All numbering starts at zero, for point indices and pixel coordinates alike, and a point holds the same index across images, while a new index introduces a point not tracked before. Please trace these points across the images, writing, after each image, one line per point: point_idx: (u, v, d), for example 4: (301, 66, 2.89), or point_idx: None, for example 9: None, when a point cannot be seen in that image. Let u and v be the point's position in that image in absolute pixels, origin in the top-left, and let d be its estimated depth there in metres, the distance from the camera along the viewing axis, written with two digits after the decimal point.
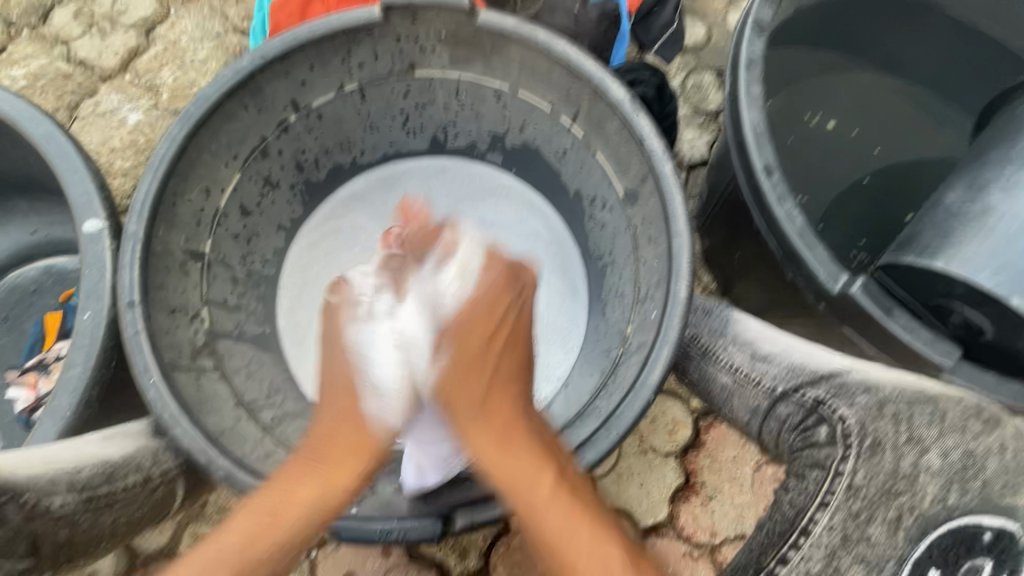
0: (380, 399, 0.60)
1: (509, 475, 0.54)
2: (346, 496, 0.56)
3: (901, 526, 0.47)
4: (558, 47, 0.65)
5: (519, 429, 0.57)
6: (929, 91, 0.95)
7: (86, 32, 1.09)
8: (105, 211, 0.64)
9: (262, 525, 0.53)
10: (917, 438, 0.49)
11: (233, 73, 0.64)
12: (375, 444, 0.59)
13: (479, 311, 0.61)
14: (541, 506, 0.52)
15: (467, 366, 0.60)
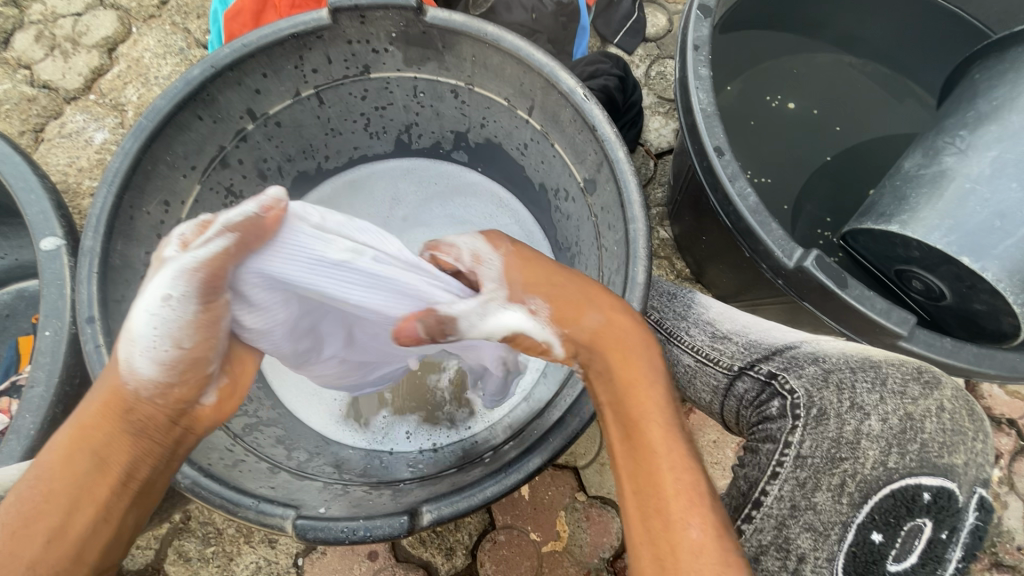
0: (130, 335, 0.42)
1: (631, 381, 0.45)
2: (112, 452, 0.43)
3: (846, 492, 0.45)
4: (507, 40, 0.66)
5: (639, 346, 0.48)
6: (885, 67, 0.96)
7: (48, 54, 1.09)
8: (61, 229, 0.64)
9: (34, 496, 0.41)
10: (857, 403, 0.47)
11: (184, 84, 0.64)
12: (138, 388, 0.43)
13: (534, 263, 0.52)
14: (654, 416, 0.44)
15: (567, 302, 0.49)
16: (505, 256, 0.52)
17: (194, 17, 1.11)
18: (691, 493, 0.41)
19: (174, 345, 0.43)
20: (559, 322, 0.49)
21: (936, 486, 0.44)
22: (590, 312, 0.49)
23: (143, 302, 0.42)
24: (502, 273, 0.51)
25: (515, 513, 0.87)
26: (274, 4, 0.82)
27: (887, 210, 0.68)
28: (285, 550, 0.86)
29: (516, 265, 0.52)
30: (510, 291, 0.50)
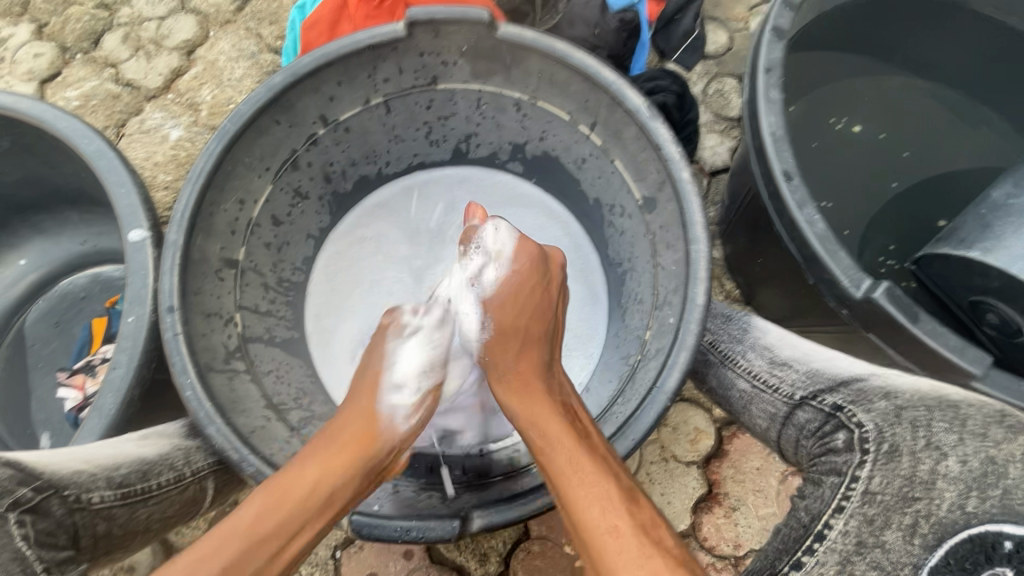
0: (393, 385, 0.63)
1: (532, 416, 0.57)
2: (355, 477, 0.54)
3: (918, 533, 0.43)
4: (576, 57, 0.67)
5: (541, 391, 0.60)
6: (959, 94, 0.92)
7: (133, 55, 1.16)
8: (148, 221, 0.68)
9: (269, 502, 0.49)
10: (934, 442, 0.47)
11: (267, 90, 0.67)
12: (382, 431, 0.59)
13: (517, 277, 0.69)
14: (554, 436, 0.54)
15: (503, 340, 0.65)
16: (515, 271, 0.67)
17: (267, 24, 1.17)
18: (607, 503, 0.48)
19: (428, 397, 0.65)
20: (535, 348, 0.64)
21: (1022, 535, 0.40)
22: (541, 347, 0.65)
23: (418, 350, 0.66)
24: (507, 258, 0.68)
25: (551, 524, 0.87)
26: (349, 15, 0.84)
27: (966, 236, 0.65)
28: (325, 541, 0.88)
29: (516, 280, 0.67)
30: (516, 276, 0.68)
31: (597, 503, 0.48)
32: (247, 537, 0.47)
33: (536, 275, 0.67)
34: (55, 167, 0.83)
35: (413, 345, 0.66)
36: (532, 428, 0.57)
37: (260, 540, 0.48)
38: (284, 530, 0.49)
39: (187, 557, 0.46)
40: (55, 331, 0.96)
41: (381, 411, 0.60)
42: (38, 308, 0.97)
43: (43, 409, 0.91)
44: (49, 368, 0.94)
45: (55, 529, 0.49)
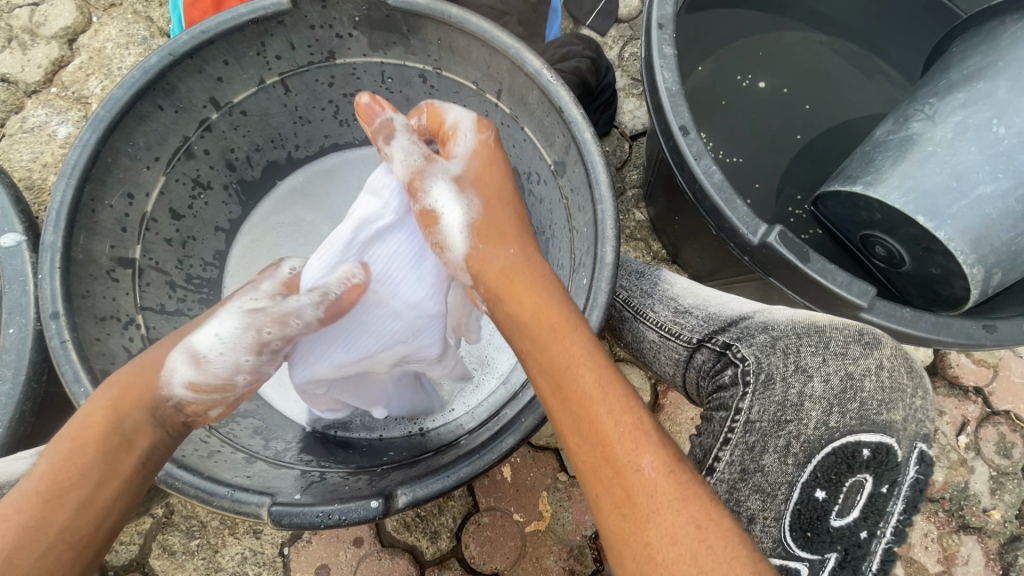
0: (184, 354, 0.57)
1: (550, 324, 0.51)
2: (145, 430, 0.53)
3: (791, 452, 0.49)
4: (471, 22, 0.65)
5: (550, 293, 0.53)
6: (853, 44, 0.96)
7: (5, 47, 1.05)
8: (22, 224, 0.62)
9: (59, 458, 0.49)
10: (801, 366, 0.51)
11: (141, 73, 0.63)
12: (161, 382, 0.55)
13: (482, 166, 0.61)
14: (576, 356, 0.49)
15: (491, 227, 0.59)
16: (480, 140, 0.61)
17: (156, 6, 1.08)
18: (624, 411, 0.46)
19: (215, 376, 0.57)
20: (482, 247, 0.59)
21: (875, 442, 0.48)
22: (508, 246, 0.59)
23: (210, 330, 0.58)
24: (466, 153, 0.61)
25: (498, 494, 0.88)
26: None
27: (856, 175, 0.69)
28: (270, 539, 0.86)
29: (477, 159, 0.62)
30: (460, 176, 0.61)
31: (615, 431, 0.45)
32: (40, 493, 0.47)
33: (495, 166, 0.62)
34: None
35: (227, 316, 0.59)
36: (540, 347, 0.51)
37: (58, 489, 0.47)
38: (83, 476, 0.49)
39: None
40: None
41: (164, 367, 0.56)
42: None
43: None
44: None
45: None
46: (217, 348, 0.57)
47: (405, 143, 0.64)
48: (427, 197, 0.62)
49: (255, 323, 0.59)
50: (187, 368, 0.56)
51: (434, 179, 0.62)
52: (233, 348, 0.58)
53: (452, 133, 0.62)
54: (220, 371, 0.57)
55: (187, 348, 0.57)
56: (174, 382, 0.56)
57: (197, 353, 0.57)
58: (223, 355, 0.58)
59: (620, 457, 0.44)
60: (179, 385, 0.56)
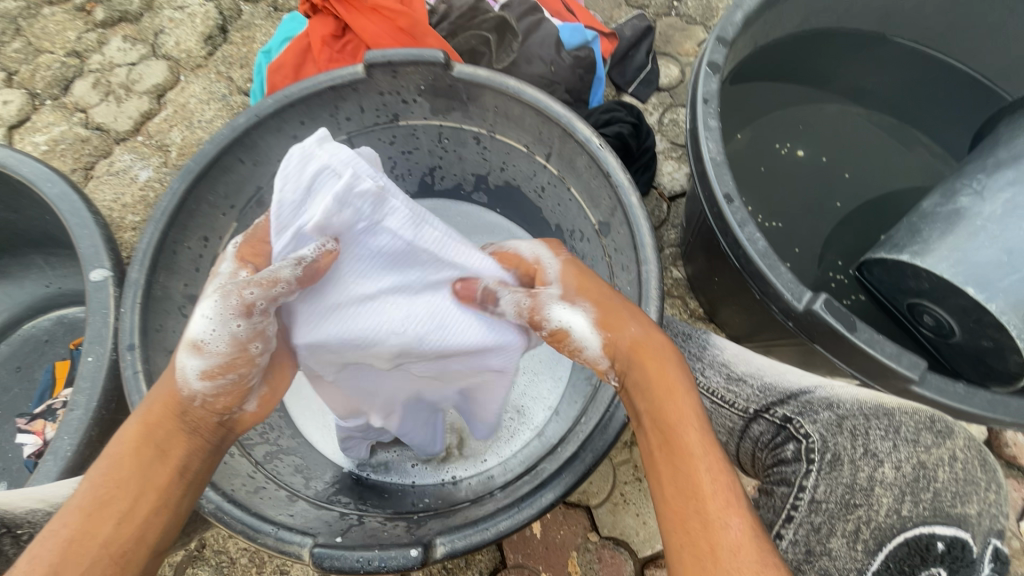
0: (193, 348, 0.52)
1: (664, 387, 0.51)
2: (180, 437, 0.50)
3: (860, 538, 0.46)
4: (527, 93, 0.71)
5: (666, 357, 0.53)
6: (891, 117, 0.98)
7: (103, 99, 1.18)
8: (110, 261, 0.68)
9: (100, 476, 0.47)
10: (871, 450, 0.50)
11: (230, 131, 0.70)
12: (179, 387, 0.51)
13: (582, 277, 0.60)
14: (689, 419, 0.48)
15: (610, 314, 0.56)
16: (563, 261, 0.62)
17: (237, 67, 1.20)
18: (720, 475, 0.45)
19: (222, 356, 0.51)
20: (606, 333, 0.55)
21: (951, 536, 0.45)
22: (631, 324, 0.55)
23: (199, 313, 0.51)
24: (560, 277, 0.61)
25: (527, 551, 0.87)
26: (313, 58, 0.86)
27: (901, 242, 0.69)
28: None
29: (571, 270, 0.61)
30: (564, 291, 0.59)
31: (710, 492, 0.45)
32: (84, 508, 0.45)
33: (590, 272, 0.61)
34: (20, 212, 0.83)
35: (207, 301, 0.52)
36: (654, 405, 0.50)
37: (97, 505, 0.45)
38: (125, 489, 0.46)
39: (50, 535, 0.44)
40: (17, 376, 0.95)
41: (178, 371, 0.52)
42: None
43: None
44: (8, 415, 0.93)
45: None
46: (211, 329, 0.51)
47: (510, 293, 0.62)
48: (550, 321, 0.58)
49: (235, 287, 0.52)
50: (193, 359, 0.51)
51: (551, 303, 0.58)
52: (223, 323, 0.51)
53: (536, 269, 0.63)
54: (226, 350, 0.51)
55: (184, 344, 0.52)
56: (185, 379, 0.51)
57: (195, 342, 0.51)
58: (217, 329, 0.51)
59: (711, 512, 0.44)
60: (192, 379, 0.51)
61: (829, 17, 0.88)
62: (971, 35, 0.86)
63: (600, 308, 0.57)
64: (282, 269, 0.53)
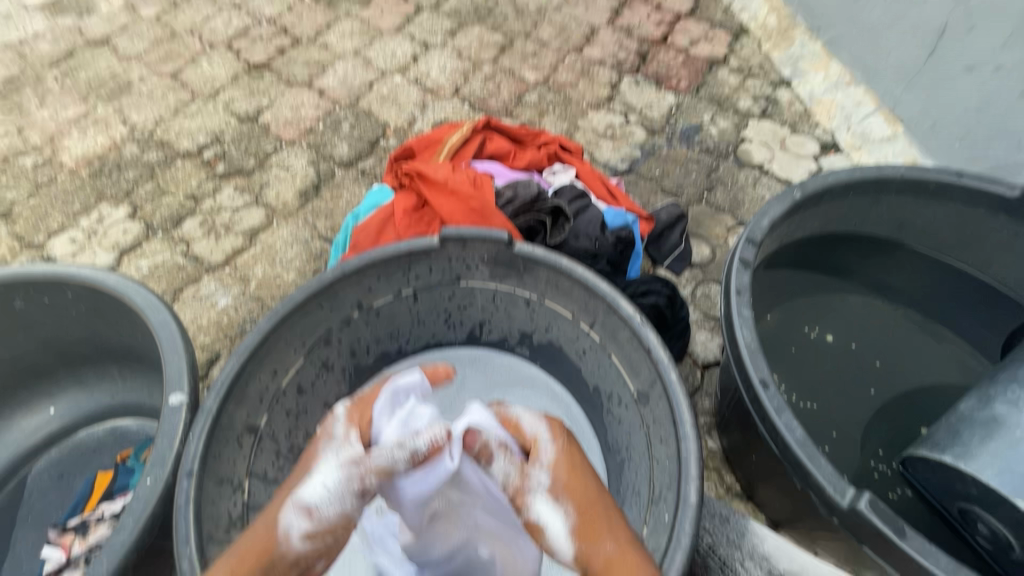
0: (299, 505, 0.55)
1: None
2: None
3: None
4: (577, 271, 0.81)
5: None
6: (916, 313, 1.04)
7: (205, 235, 1.37)
8: (188, 386, 0.74)
9: None
10: None
11: (318, 282, 0.81)
12: (277, 545, 0.54)
13: (570, 469, 0.60)
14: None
15: (587, 524, 0.57)
16: (559, 448, 0.62)
17: (322, 217, 1.40)
18: None
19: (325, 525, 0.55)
20: (585, 543, 0.56)
21: None
22: (606, 540, 0.56)
23: (318, 481, 0.56)
24: (552, 464, 0.61)
25: None
26: (393, 223, 1.02)
27: (941, 441, 0.70)
28: None
29: (564, 459, 0.61)
30: (552, 486, 0.59)
31: None
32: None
33: (576, 458, 0.62)
34: (117, 330, 0.93)
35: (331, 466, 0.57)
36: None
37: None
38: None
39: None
40: (58, 483, 0.98)
41: (280, 526, 0.54)
42: (48, 457, 1.00)
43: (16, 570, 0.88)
44: (37, 524, 0.94)
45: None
46: (324, 500, 0.55)
47: (502, 464, 0.62)
48: (529, 512, 0.59)
49: (355, 474, 0.56)
50: (300, 521, 0.54)
51: (534, 496, 0.59)
52: (338, 497, 0.55)
53: (535, 446, 0.63)
54: (333, 519, 0.55)
55: (294, 501, 0.55)
56: (286, 534, 0.54)
57: (304, 505, 0.55)
58: (333, 503, 0.55)
59: None
60: (292, 535, 0.54)
61: (847, 223, 1.00)
62: (983, 247, 0.96)
63: (586, 514, 0.57)
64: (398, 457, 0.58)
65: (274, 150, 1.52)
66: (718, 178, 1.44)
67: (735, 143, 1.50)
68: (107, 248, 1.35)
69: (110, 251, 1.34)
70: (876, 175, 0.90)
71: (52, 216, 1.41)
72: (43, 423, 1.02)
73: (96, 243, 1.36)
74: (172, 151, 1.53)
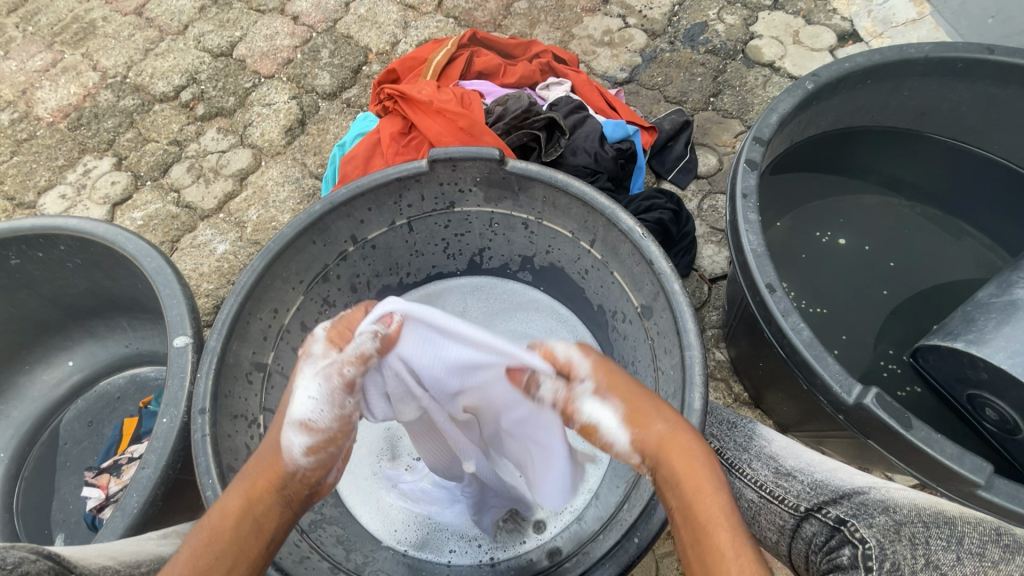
0: (291, 425, 0.54)
1: (692, 483, 0.49)
2: (271, 511, 0.52)
3: None
4: (574, 186, 0.77)
5: (697, 454, 0.51)
6: (934, 209, 0.99)
7: (194, 181, 1.33)
8: (192, 328, 0.75)
9: (200, 542, 0.49)
10: (933, 561, 0.43)
11: (307, 216, 0.78)
12: (287, 464, 0.54)
13: (609, 372, 0.57)
14: (719, 519, 0.47)
15: (636, 409, 0.54)
16: (593, 362, 0.57)
17: (311, 154, 1.35)
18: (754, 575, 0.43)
19: (323, 433, 0.54)
20: (633, 429, 0.53)
21: None
22: (656, 421, 0.53)
23: (302, 396, 0.55)
24: (591, 370, 0.56)
25: None
26: (381, 151, 0.97)
27: (955, 330, 0.69)
28: None
29: (600, 364, 0.57)
30: (595, 387, 0.56)
31: None
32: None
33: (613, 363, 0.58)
34: (116, 280, 0.93)
35: (308, 377, 0.55)
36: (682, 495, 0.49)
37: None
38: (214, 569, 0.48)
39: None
40: (88, 430, 1.02)
41: (284, 445, 0.54)
42: (75, 407, 1.04)
43: (62, 509, 0.95)
44: (75, 468, 0.99)
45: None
46: (317, 409, 0.54)
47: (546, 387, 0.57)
48: (581, 415, 0.56)
49: (332, 369, 0.55)
50: (300, 437, 0.54)
51: (581, 399, 0.55)
52: (330, 406, 0.55)
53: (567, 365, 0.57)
54: (329, 428, 0.55)
55: (288, 424, 0.54)
56: (288, 455, 0.54)
57: (299, 421, 0.54)
58: (323, 411, 0.54)
59: None
60: (291, 453, 0.54)
61: (863, 116, 0.93)
62: (1007, 131, 0.89)
63: (631, 404, 0.54)
64: (367, 345, 0.57)
65: (253, 86, 1.45)
66: (726, 81, 1.34)
67: (743, 40, 1.38)
68: (99, 201, 1.33)
69: (102, 204, 1.32)
70: (897, 56, 0.83)
71: (38, 173, 1.37)
72: (63, 375, 1.05)
73: (87, 198, 1.34)
74: (148, 95, 1.46)
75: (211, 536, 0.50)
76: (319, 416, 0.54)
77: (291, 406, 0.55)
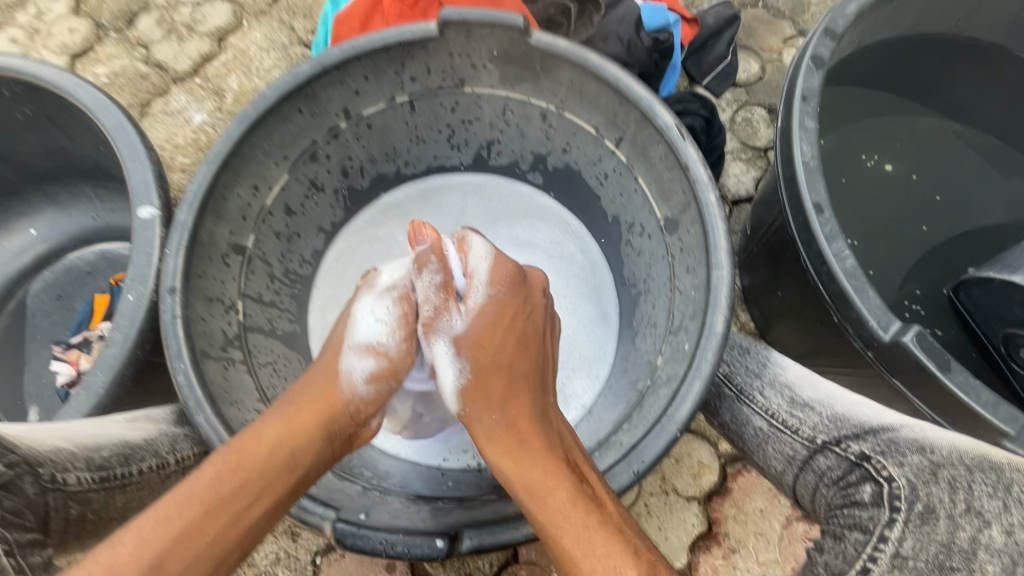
0: (352, 356, 0.64)
1: (530, 484, 0.54)
2: (313, 441, 0.56)
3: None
4: (607, 70, 0.66)
5: (536, 445, 0.57)
6: (995, 139, 0.89)
7: (166, 37, 1.16)
8: (159, 199, 0.66)
9: (226, 466, 0.50)
10: (975, 508, 0.43)
11: (293, 78, 0.67)
12: (344, 391, 0.61)
13: (487, 323, 0.66)
14: (560, 502, 0.52)
15: (478, 388, 0.63)
16: (492, 295, 0.67)
17: (300, 17, 1.17)
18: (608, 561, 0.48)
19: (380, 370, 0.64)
20: (470, 416, 0.62)
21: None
22: (493, 414, 0.61)
23: (367, 318, 0.66)
24: (478, 304, 0.67)
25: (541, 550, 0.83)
26: (382, 12, 0.83)
27: None
28: (305, 545, 0.84)
29: (491, 307, 0.67)
30: (461, 335, 0.66)
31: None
32: (202, 501, 0.48)
33: (509, 302, 0.67)
34: (74, 140, 0.82)
35: (376, 301, 0.67)
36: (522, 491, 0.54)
37: (223, 498, 0.49)
38: (245, 490, 0.50)
39: (144, 519, 0.46)
40: (58, 303, 0.96)
41: (343, 373, 0.62)
42: (42, 279, 0.97)
43: (35, 382, 0.91)
44: (46, 341, 0.94)
45: (24, 508, 0.44)
46: (382, 327, 0.66)
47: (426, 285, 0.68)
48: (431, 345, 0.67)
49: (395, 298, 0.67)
50: (365, 359, 0.64)
51: (438, 336, 0.67)
52: (386, 325, 0.66)
53: (468, 283, 0.68)
54: (390, 352, 0.65)
55: (349, 348, 0.64)
56: (347, 382, 0.62)
57: (361, 344, 0.64)
58: (384, 332, 0.65)
59: None
60: (351, 381, 0.62)
61: (946, 21, 0.80)
62: None
63: (475, 381, 0.64)
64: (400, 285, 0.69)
65: None
66: None
67: None
68: (55, 50, 1.16)
69: (58, 54, 1.16)
70: None
71: None
72: (27, 244, 0.96)
73: (41, 45, 1.17)
74: None
75: (241, 458, 0.51)
76: (371, 366, 0.64)
77: (353, 332, 0.65)
